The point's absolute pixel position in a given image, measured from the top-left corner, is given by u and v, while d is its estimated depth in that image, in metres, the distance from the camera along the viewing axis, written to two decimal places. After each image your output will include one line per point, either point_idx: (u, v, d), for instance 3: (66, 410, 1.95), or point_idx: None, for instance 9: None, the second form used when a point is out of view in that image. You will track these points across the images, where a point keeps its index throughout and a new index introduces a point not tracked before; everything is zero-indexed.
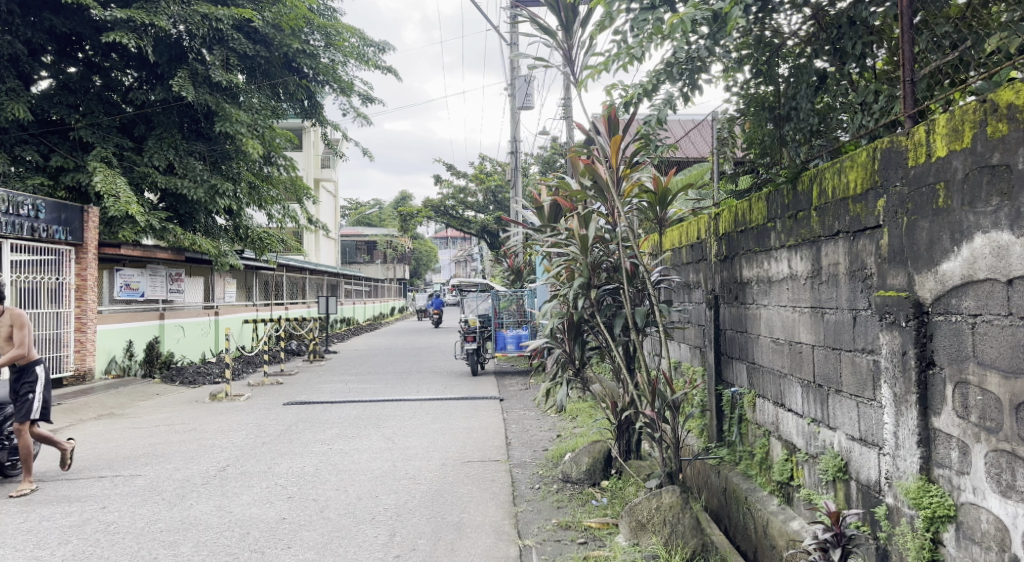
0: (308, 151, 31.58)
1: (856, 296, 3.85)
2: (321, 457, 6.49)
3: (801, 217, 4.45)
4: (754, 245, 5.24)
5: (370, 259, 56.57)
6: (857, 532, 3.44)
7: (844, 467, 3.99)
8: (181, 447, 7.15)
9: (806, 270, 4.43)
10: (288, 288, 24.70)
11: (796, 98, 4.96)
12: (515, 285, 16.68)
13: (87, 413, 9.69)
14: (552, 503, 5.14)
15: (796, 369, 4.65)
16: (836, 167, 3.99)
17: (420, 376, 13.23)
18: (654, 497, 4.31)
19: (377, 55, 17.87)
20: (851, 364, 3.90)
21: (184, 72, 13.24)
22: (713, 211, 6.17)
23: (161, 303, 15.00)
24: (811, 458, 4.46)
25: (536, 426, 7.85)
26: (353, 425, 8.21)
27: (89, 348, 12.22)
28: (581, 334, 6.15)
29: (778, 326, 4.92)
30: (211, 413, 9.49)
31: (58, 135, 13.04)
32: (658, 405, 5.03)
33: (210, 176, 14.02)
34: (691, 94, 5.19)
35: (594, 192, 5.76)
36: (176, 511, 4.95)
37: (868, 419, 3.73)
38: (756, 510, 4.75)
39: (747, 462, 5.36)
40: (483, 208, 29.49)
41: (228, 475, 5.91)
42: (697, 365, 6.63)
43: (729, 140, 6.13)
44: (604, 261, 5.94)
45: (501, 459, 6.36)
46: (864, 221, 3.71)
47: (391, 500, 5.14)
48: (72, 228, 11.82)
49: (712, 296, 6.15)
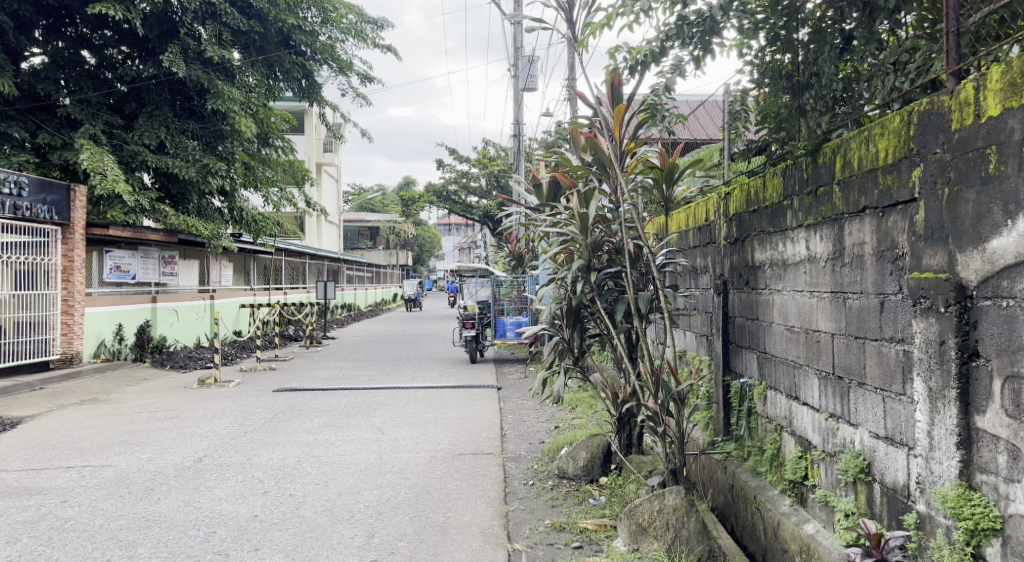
0: (310, 134, 31.12)
1: (884, 278, 3.47)
2: (304, 448, 6.14)
3: (823, 193, 4.10)
4: (768, 226, 4.87)
5: (372, 246, 56.62)
6: (900, 557, 3.04)
7: (867, 468, 3.63)
8: (158, 436, 6.81)
9: (826, 250, 4.07)
10: (288, 271, 24.38)
11: (817, 63, 4.50)
12: (516, 271, 16.23)
13: (69, 398, 9.36)
14: (545, 502, 4.76)
15: (812, 360, 4.28)
16: (863, 137, 3.63)
17: (417, 363, 12.91)
18: (656, 499, 3.92)
19: (376, 33, 17.42)
20: (877, 355, 3.53)
21: (175, 48, 12.91)
22: (723, 190, 5.80)
23: (153, 286, 14.67)
24: (828, 457, 4.09)
25: (533, 417, 7.51)
26: (342, 414, 7.86)
27: (76, 330, 11.90)
28: (580, 321, 5.77)
29: (793, 313, 4.54)
30: (197, 399, 9.16)
31: (45, 112, 12.68)
32: (661, 396, 4.69)
33: (202, 155, 13.62)
34: (703, 59, 4.72)
35: (596, 168, 5.43)
36: (140, 507, 4.59)
37: (896, 416, 3.36)
38: (767, 511, 4.42)
39: (756, 459, 5.00)
40: (486, 194, 28.97)
41: (203, 467, 5.55)
42: (703, 354, 6.28)
43: (742, 114, 5.72)
44: (606, 242, 5.56)
45: (494, 452, 6.01)
46: (896, 194, 3.32)
47: (374, 497, 4.77)
48: (58, 208, 11.41)
49: (721, 281, 5.77)
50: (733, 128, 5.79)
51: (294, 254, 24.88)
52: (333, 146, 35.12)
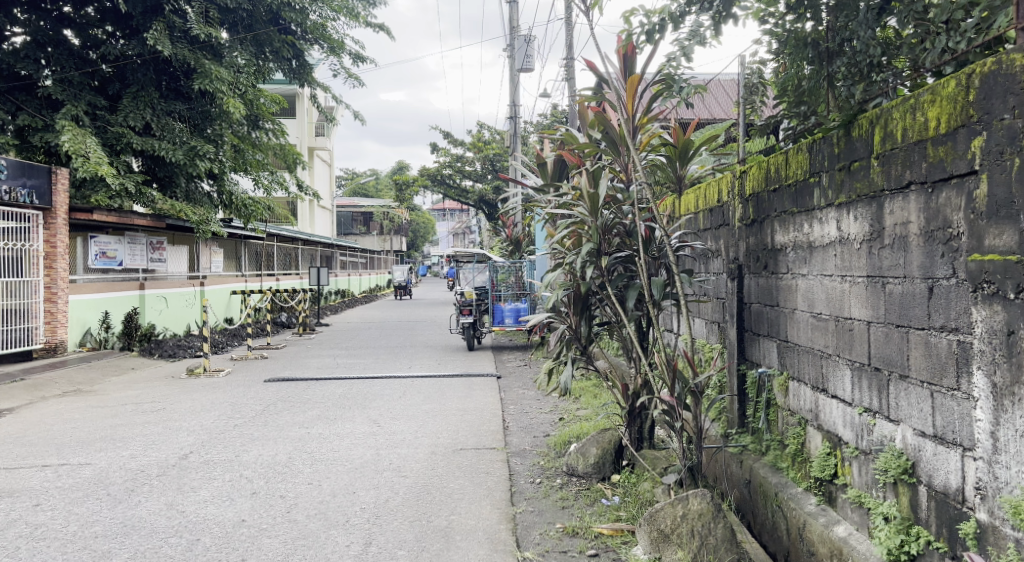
0: (301, 118, 30.57)
1: (933, 260, 3.15)
2: (295, 443, 5.81)
3: (858, 168, 3.76)
4: (791, 206, 4.54)
5: (365, 232, 56.24)
6: None
7: (910, 469, 3.32)
8: (142, 430, 6.46)
9: (861, 231, 3.74)
10: (280, 257, 23.96)
11: (849, 27, 4.12)
12: (513, 256, 15.87)
13: (51, 390, 8.96)
14: (555, 502, 4.45)
15: (843, 350, 3.96)
16: (907, 105, 3.30)
17: (413, 351, 12.56)
18: (680, 503, 3.63)
19: (368, 11, 16.92)
20: (925, 345, 3.21)
21: (160, 25, 12.50)
22: (738, 168, 5.46)
23: (141, 272, 14.29)
24: (862, 454, 3.78)
25: (536, 408, 7.20)
26: (336, 405, 7.53)
27: (60, 319, 11.52)
28: (588, 308, 5.42)
29: (821, 298, 4.21)
30: (185, 390, 8.78)
31: (25, 93, 12.26)
32: (677, 389, 4.36)
33: (190, 138, 13.25)
34: (724, 23, 4.36)
35: (605, 145, 5.11)
36: (118, 511, 4.25)
37: (948, 412, 3.05)
38: (791, 511, 4.11)
39: (776, 454, 4.70)
40: (481, 177, 28.49)
41: (188, 465, 5.21)
42: (715, 343, 5.94)
43: (760, 88, 5.38)
44: (616, 224, 5.21)
45: (496, 447, 5.69)
46: (949, 166, 3.02)
47: (371, 498, 4.44)
48: (38, 191, 10.97)
49: (735, 265, 5.44)
50: (748, 103, 5.42)
51: (287, 239, 24.45)
52: (326, 130, 34.61)
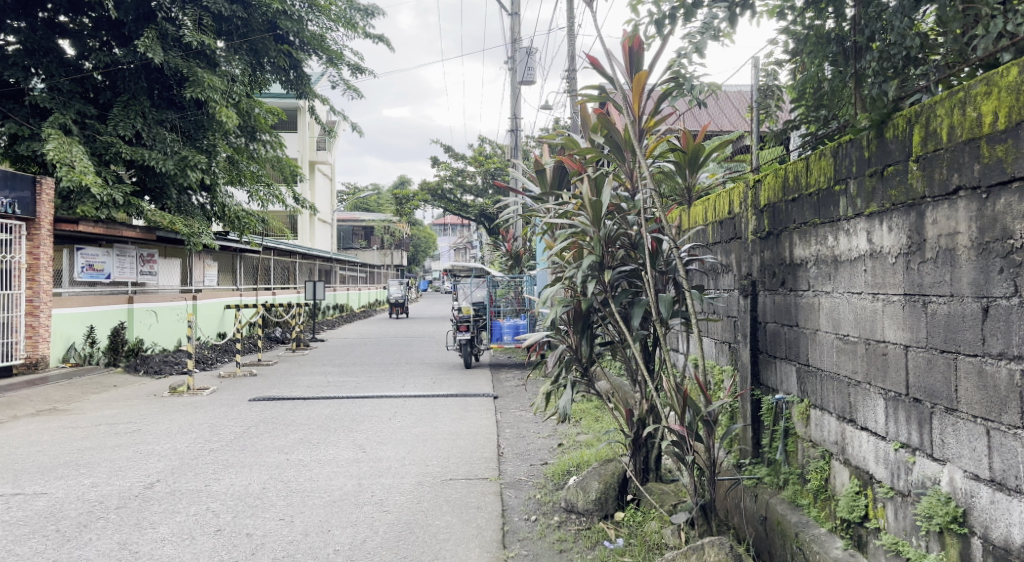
0: (302, 131, 30.25)
1: (988, 277, 2.74)
2: (271, 472, 5.36)
3: (892, 172, 3.34)
4: (813, 216, 4.11)
5: (365, 246, 55.94)
6: None
7: (961, 517, 2.87)
8: (110, 455, 6.01)
9: (896, 244, 3.31)
10: (277, 271, 23.53)
11: (882, 18, 3.73)
12: (512, 270, 15.56)
13: (24, 409, 8.51)
14: (551, 545, 4.03)
15: (875, 377, 3.52)
16: (954, 98, 2.90)
17: (407, 369, 12.12)
18: (694, 554, 3.34)
19: (367, 21, 16.62)
20: (977, 374, 2.79)
21: (151, 32, 12.15)
22: (751, 177, 5.03)
23: (130, 286, 13.89)
24: (898, 496, 3.32)
25: (533, 433, 6.76)
26: (321, 428, 7.09)
27: (42, 333, 11.09)
28: (589, 326, 4.97)
29: (848, 318, 3.77)
30: (165, 410, 8.33)
31: (12, 101, 11.88)
32: (688, 417, 3.92)
33: (180, 147, 12.88)
34: (741, 14, 3.95)
35: (609, 151, 4.72)
36: (63, 552, 3.80)
37: (1010, 454, 2.64)
38: (814, 555, 3.64)
39: (795, 489, 4.24)
40: (482, 192, 28.19)
41: (151, 497, 4.76)
42: (726, 365, 5.49)
43: (774, 92, 4.97)
44: (620, 235, 4.71)
45: (489, 477, 5.25)
46: (1010, 168, 2.63)
47: (346, 538, 4.00)
48: (23, 201, 10.59)
49: (748, 281, 5.00)
50: (762, 108, 5.01)
51: (284, 253, 24.06)
52: (326, 143, 34.27)
